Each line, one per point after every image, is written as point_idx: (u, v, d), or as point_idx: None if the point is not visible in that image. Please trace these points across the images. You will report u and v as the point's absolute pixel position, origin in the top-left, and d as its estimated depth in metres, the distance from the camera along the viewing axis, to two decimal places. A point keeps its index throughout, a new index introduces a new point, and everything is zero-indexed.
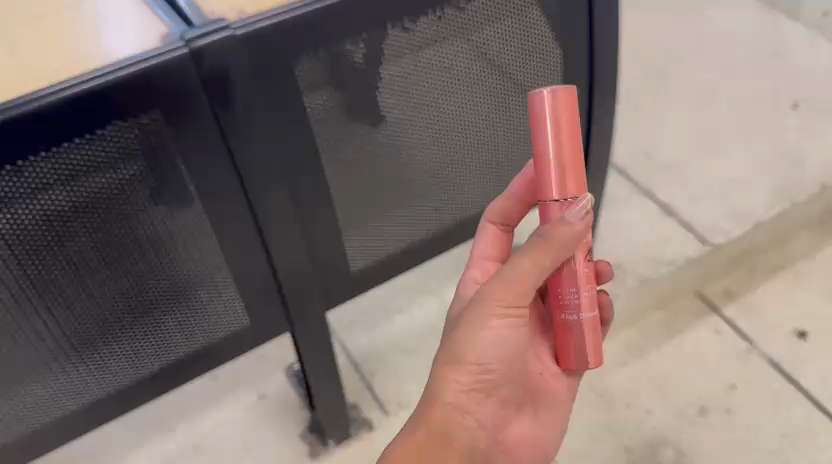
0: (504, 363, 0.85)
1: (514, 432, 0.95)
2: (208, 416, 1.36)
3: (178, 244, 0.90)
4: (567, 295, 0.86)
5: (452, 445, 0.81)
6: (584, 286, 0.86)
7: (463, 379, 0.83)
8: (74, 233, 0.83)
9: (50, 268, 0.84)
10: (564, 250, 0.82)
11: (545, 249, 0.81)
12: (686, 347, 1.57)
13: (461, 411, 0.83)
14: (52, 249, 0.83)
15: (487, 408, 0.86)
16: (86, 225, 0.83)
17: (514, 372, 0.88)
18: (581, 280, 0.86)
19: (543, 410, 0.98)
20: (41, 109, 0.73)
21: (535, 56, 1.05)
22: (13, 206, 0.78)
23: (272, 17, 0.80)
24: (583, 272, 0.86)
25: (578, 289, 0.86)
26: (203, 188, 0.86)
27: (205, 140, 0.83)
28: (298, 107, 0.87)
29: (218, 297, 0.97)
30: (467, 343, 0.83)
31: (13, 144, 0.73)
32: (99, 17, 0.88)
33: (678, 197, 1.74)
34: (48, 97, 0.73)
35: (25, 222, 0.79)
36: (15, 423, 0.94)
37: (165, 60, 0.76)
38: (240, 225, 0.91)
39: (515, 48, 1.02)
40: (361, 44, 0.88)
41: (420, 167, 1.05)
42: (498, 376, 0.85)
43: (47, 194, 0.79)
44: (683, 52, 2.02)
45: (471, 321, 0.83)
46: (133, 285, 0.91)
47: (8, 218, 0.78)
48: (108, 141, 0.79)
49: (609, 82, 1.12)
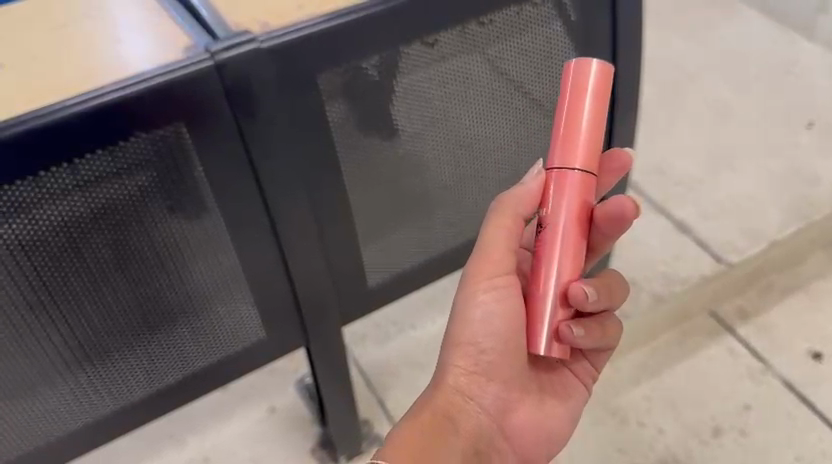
0: (501, 343, 0.87)
1: (520, 421, 0.93)
2: (218, 429, 1.35)
3: (196, 255, 0.89)
4: (541, 267, 0.83)
5: (455, 431, 0.87)
6: (553, 258, 0.82)
7: (462, 363, 0.89)
8: (92, 241, 0.82)
9: (66, 276, 0.83)
10: (522, 207, 0.84)
11: (503, 213, 0.86)
12: (700, 367, 1.56)
13: (462, 396, 0.89)
14: (69, 257, 0.81)
15: (490, 393, 0.90)
16: (103, 233, 0.82)
17: (516, 355, 0.89)
18: (553, 252, 0.82)
19: (549, 400, 0.96)
20: (66, 120, 0.72)
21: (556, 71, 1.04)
22: (33, 212, 0.77)
23: (299, 30, 0.80)
24: (557, 245, 0.82)
25: (543, 260, 0.82)
26: (223, 199, 0.86)
27: (226, 152, 0.83)
28: (321, 120, 0.87)
29: (234, 308, 0.96)
30: (460, 322, 0.89)
31: (37, 154, 0.73)
32: (119, 25, 0.87)
33: (692, 214, 1.72)
34: (72, 108, 0.72)
35: (44, 228, 0.78)
36: (25, 433, 0.93)
37: (191, 71, 0.76)
38: (259, 236, 0.91)
39: (533, 65, 1.02)
40: (385, 57, 0.88)
41: (436, 181, 1.04)
42: (496, 357, 0.88)
43: (67, 203, 0.78)
44: (696, 69, 2.02)
45: (462, 298, 0.90)
46: (149, 295, 0.89)
47: (26, 225, 0.77)
48: (131, 152, 0.78)
49: (631, 100, 1.11)
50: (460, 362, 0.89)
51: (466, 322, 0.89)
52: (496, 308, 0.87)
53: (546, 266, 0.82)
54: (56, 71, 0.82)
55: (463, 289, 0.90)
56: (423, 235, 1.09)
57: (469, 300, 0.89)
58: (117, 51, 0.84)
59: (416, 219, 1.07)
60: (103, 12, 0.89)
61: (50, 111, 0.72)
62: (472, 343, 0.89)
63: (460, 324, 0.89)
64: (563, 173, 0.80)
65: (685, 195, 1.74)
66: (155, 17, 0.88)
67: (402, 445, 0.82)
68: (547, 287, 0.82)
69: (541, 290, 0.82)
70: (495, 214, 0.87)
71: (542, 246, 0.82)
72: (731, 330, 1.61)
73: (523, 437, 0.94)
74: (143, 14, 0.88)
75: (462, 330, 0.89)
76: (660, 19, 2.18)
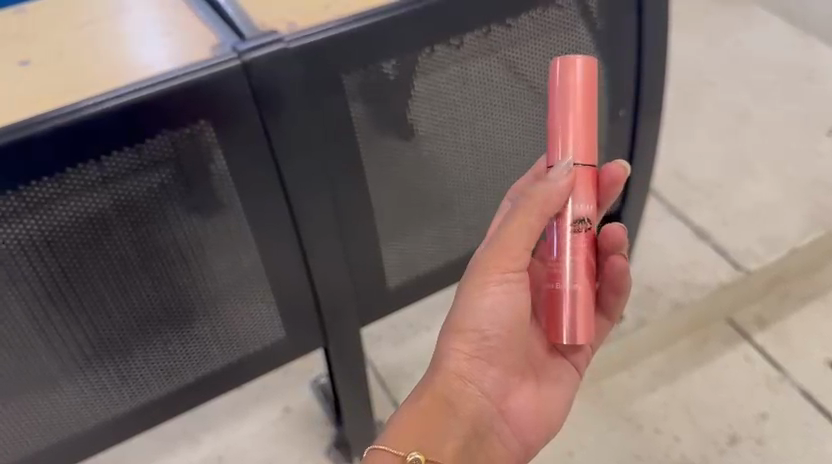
0: (505, 329, 0.89)
1: (518, 404, 0.96)
2: (233, 428, 1.35)
3: (218, 254, 0.89)
4: (559, 265, 0.86)
5: (456, 415, 0.87)
6: (570, 255, 0.85)
7: (464, 348, 0.89)
8: (116, 236, 0.82)
9: (88, 270, 0.82)
10: (549, 205, 0.82)
11: (530, 208, 0.83)
12: (716, 374, 1.54)
13: (462, 380, 0.89)
14: (92, 252, 0.81)
15: (490, 377, 0.91)
16: (127, 229, 0.82)
17: (517, 340, 0.91)
18: (571, 250, 0.85)
19: (545, 383, 0.99)
20: (95, 117, 0.72)
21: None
22: (58, 206, 0.77)
23: (325, 31, 0.80)
24: (572, 241, 0.85)
25: (561, 258, 0.85)
26: (247, 198, 0.86)
27: (251, 152, 0.83)
28: (345, 121, 0.87)
29: (254, 307, 0.96)
30: (465, 308, 0.88)
31: (66, 151, 0.73)
32: (143, 24, 0.87)
33: (710, 220, 1.70)
34: (102, 105, 0.72)
35: (68, 222, 0.78)
36: (42, 428, 0.92)
37: (219, 71, 0.76)
38: (281, 236, 0.91)
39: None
40: (410, 59, 0.88)
41: (456, 184, 1.04)
42: (499, 343, 0.90)
43: (93, 198, 0.78)
44: (715, 75, 2.01)
45: (469, 287, 0.88)
46: (170, 292, 0.89)
47: (51, 218, 0.77)
48: (158, 151, 0.78)
49: (655, 105, 1.10)
50: (462, 347, 0.89)
51: (471, 308, 0.88)
52: (503, 295, 0.88)
53: (563, 264, 0.85)
54: (80, 70, 0.82)
55: (471, 278, 0.88)
56: (442, 237, 1.09)
57: (479, 290, 0.87)
58: (141, 50, 0.84)
59: (436, 222, 1.06)
60: (128, 11, 0.89)
61: (79, 109, 0.72)
62: (476, 329, 0.88)
63: (466, 310, 0.88)
64: (575, 173, 0.83)
65: (703, 201, 1.73)
66: (180, 17, 0.88)
67: (403, 430, 0.83)
68: (567, 283, 0.85)
69: (562, 287, 0.85)
70: (518, 205, 0.84)
71: (562, 245, 0.85)
72: (748, 337, 1.60)
73: (522, 419, 0.96)
74: (167, 13, 0.89)
75: (468, 316, 0.88)
76: (677, 23, 2.17)
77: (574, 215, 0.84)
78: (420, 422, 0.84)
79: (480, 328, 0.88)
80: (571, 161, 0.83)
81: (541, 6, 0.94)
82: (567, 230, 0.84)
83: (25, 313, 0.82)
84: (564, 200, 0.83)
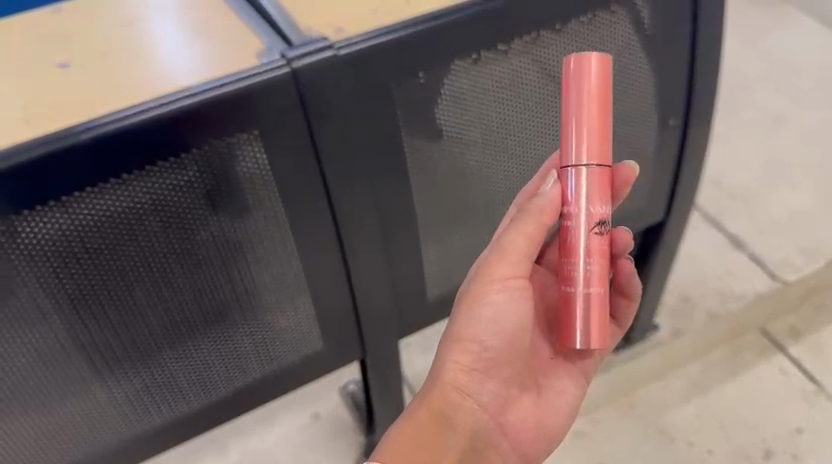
0: (504, 339, 0.84)
1: (517, 417, 0.91)
2: (261, 434, 1.33)
3: (258, 259, 0.86)
4: (572, 269, 0.79)
5: (453, 429, 0.83)
6: (585, 259, 0.79)
7: (461, 359, 0.84)
8: (156, 238, 0.79)
9: (126, 272, 0.79)
10: (544, 218, 0.80)
11: (528, 219, 0.80)
12: (751, 386, 1.51)
13: (460, 391, 0.84)
14: (132, 253, 0.78)
15: (488, 390, 0.86)
16: (168, 231, 0.79)
17: (518, 350, 0.87)
18: (586, 253, 0.78)
19: (547, 395, 0.93)
20: (141, 125, 0.70)
21: (636, 83, 1.00)
22: (100, 207, 0.73)
23: (375, 38, 0.78)
24: (586, 243, 0.78)
25: (574, 263, 0.79)
26: (290, 208, 0.83)
27: (297, 161, 0.80)
28: (393, 130, 0.84)
29: (291, 314, 0.93)
30: (463, 319, 0.84)
31: (110, 160, 0.70)
32: (186, 24, 0.85)
33: (746, 228, 1.66)
34: (148, 113, 0.70)
35: (109, 223, 0.75)
36: (70, 430, 0.89)
37: (269, 78, 0.74)
38: (323, 246, 0.88)
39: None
40: (459, 66, 0.85)
41: (499, 195, 1.01)
42: (499, 353, 0.85)
43: (136, 200, 0.75)
44: (751, 78, 1.96)
45: (468, 296, 0.84)
46: (208, 295, 0.86)
47: (93, 218, 0.74)
48: (205, 156, 0.76)
49: (704, 114, 1.07)
50: (460, 358, 0.84)
51: (469, 319, 0.84)
52: (504, 304, 0.83)
53: (576, 268, 0.79)
54: (122, 73, 0.79)
55: (469, 287, 0.84)
56: (482, 246, 1.06)
57: (477, 300, 0.83)
58: (184, 51, 0.81)
59: (480, 233, 1.03)
60: (171, 10, 0.86)
61: (124, 117, 0.69)
62: (475, 339, 0.83)
63: (465, 320, 0.84)
64: (581, 177, 0.77)
65: (738, 208, 1.70)
66: (222, 16, 0.85)
67: (400, 446, 0.79)
68: (581, 288, 0.79)
69: (575, 292, 0.79)
70: (520, 217, 0.81)
71: (574, 248, 0.79)
72: (783, 349, 1.56)
73: (520, 433, 0.90)
74: (209, 13, 0.86)
75: (464, 326, 0.84)
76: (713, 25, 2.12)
77: (587, 218, 0.78)
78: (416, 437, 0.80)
79: (480, 340, 0.83)
80: (578, 166, 0.77)
81: (590, 14, 0.91)
82: (580, 234, 0.78)
83: (65, 326, 0.80)
84: (564, 207, 0.79)
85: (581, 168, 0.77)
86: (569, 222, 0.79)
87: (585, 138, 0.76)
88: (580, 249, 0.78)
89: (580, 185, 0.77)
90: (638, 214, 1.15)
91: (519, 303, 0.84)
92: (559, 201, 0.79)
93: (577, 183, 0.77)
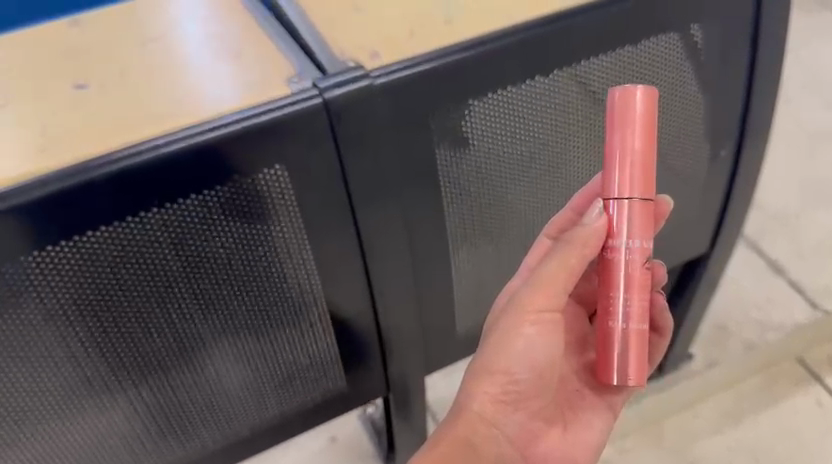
0: (537, 373, 0.79)
1: (543, 449, 0.85)
2: (276, 456, 1.28)
3: (285, 292, 0.81)
4: (613, 306, 0.73)
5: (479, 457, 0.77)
6: (627, 295, 0.72)
7: (490, 391, 0.78)
8: (180, 263, 0.73)
9: (146, 296, 0.74)
10: (587, 251, 0.73)
11: (569, 253, 0.73)
12: (786, 419, 1.44)
13: (489, 423, 0.79)
14: (154, 278, 0.73)
15: (515, 420, 0.81)
16: (193, 257, 0.73)
17: (547, 382, 0.82)
18: (629, 288, 0.72)
19: (574, 429, 0.88)
20: (165, 158, 0.66)
21: (689, 113, 0.93)
22: (122, 230, 0.68)
23: (413, 66, 0.72)
24: (628, 280, 0.72)
25: (615, 299, 0.73)
26: (319, 243, 0.78)
27: (327, 194, 0.75)
28: (430, 163, 0.78)
29: (314, 347, 0.88)
30: (494, 352, 0.78)
31: (131, 195, 0.66)
32: (209, 37, 0.79)
33: (785, 252, 1.58)
34: (173, 145, 0.66)
35: (131, 247, 0.70)
36: (71, 449, 0.84)
37: (300, 109, 0.69)
38: (352, 281, 0.83)
39: (655, 107, 0.91)
40: (503, 95, 0.79)
41: (539, 228, 0.95)
42: (528, 386, 0.80)
43: (161, 225, 0.69)
44: (793, 89, 1.87)
45: (500, 327, 0.78)
46: (229, 324, 0.81)
47: (114, 240, 0.68)
48: (236, 189, 0.71)
49: (759, 143, 1.00)
50: (491, 390, 0.78)
51: (502, 354, 0.78)
52: (539, 339, 0.78)
53: (618, 304, 0.72)
54: (141, 94, 0.74)
55: (503, 317, 0.78)
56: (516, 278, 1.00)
57: (511, 334, 0.77)
58: (209, 69, 0.76)
59: (516, 265, 0.97)
60: (194, 22, 0.81)
61: (148, 149, 0.65)
62: (508, 374, 0.78)
63: (498, 354, 0.78)
64: (625, 211, 0.71)
65: (777, 230, 1.62)
66: (249, 31, 0.80)
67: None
68: (622, 324, 0.73)
69: (616, 328, 0.73)
70: (561, 248, 0.74)
71: (616, 284, 0.72)
72: (821, 380, 1.49)
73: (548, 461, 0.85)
74: (235, 25, 0.80)
75: (496, 360, 0.78)
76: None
77: (630, 253, 0.71)
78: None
79: (512, 374, 0.78)
80: (622, 200, 0.70)
81: (642, 41, 0.83)
82: (624, 270, 0.72)
83: (74, 363, 0.75)
84: (606, 239, 0.72)
85: (625, 201, 0.70)
86: (610, 256, 0.72)
87: (631, 169, 0.69)
88: (622, 284, 0.72)
89: (623, 220, 0.71)
90: (681, 245, 1.08)
91: (554, 339, 0.79)
92: (604, 233, 0.72)
93: (622, 216, 0.71)
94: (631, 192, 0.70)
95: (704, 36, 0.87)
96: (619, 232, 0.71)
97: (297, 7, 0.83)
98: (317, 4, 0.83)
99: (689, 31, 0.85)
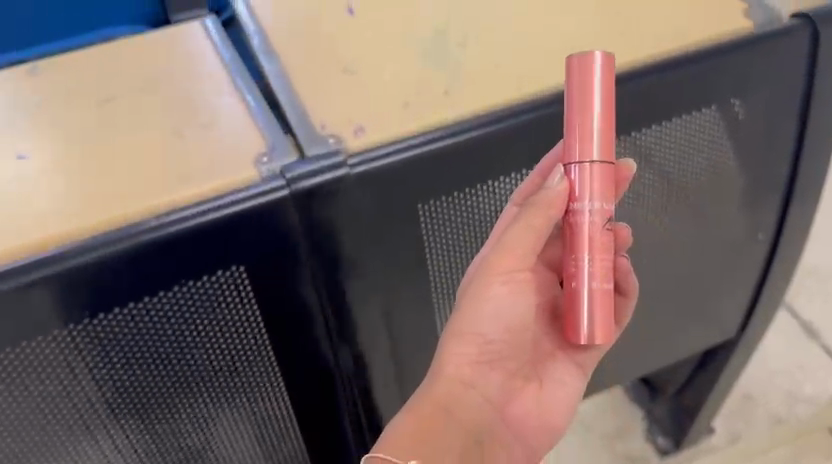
0: (513, 335, 0.67)
1: (518, 411, 0.69)
2: None
3: (275, 395, 0.75)
4: (573, 269, 0.61)
5: (458, 424, 0.62)
6: (588, 252, 0.61)
7: (464, 351, 0.65)
8: (166, 363, 0.67)
9: (125, 396, 0.68)
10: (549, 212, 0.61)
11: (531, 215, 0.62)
12: None
13: (455, 397, 0.63)
14: (136, 377, 0.67)
15: (495, 382, 0.67)
16: (179, 358, 0.68)
17: (524, 344, 0.69)
18: (590, 245, 0.61)
19: (545, 376, 0.70)
20: (116, 256, 0.59)
21: (725, 193, 0.82)
22: (104, 329, 0.63)
23: (397, 153, 0.63)
24: (590, 235, 0.61)
25: (575, 258, 0.61)
26: (290, 338, 0.70)
27: (297, 288, 0.66)
28: (416, 254, 0.70)
29: (298, 445, 0.82)
30: (461, 318, 0.65)
31: (76, 294, 0.59)
32: (181, 95, 0.71)
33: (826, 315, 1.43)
34: (123, 241, 0.59)
35: (113, 345, 0.64)
36: None
37: (264, 202, 0.61)
38: (326, 372, 0.75)
39: (692, 180, 0.80)
40: (505, 180, 0.70)
41: None
42: (504, 350, 0.67)
43: (144, 326, 0.64)
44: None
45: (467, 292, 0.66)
46: (211, 422, 0.75)
47: (97, 338, 0.63)
48: (226, 296, 0.65)
49: (803, 224, 0.88)
50: (460, 355, 0.65)
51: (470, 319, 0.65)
52: (513, 295, 0.65)
53: (580, 264, 0.61)
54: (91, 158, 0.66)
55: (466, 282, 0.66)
56: None
57: (476, 301, 0.65)
58: (175, 134, 0.67)
59: None
60: (168, 76, 0.73)
61: (98, 247, 0.58)
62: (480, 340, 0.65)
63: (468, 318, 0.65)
64: (587, 168, 0.60)
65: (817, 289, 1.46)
66: (225, 90, 0.71)
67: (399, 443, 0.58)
68: (586, 282, 0.61)
69: (580, 289, 0.61)
70: (523, 210, 0.63)
71: (578, 241, 0.61)
72: None
73: (525, 424, 0.69)
74: (211, 83, 0.72)
75: (459, 331, 0.65)
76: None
77: (594, 211, 0.60)
78: (405, 441, 0.58)
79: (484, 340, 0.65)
80: (582, 161, 0.59)
81: (677, 117, 0.73)
82: (585, 227, 0.60)
83: (35, 456, 0.70)
84: (568, 203, 0.61)
85: (586, 158, 0.59)
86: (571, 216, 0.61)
87: (590, 133, 0.59)
88: (582, 242, 0.61)
89: (586, 176, 0.60)
90: (705, 326, 0.97)
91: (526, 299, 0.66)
92: (566, 196, 0.61)
93: (582, 173, 0.60)
94: (591, 151, 0.59)
95: (747, 106, 0.75)
96: (580, 193, 0.60)
97: (281, 58, 0.74)
98: (303, 57, 0.74)
99: (728, 106, 0.75)
